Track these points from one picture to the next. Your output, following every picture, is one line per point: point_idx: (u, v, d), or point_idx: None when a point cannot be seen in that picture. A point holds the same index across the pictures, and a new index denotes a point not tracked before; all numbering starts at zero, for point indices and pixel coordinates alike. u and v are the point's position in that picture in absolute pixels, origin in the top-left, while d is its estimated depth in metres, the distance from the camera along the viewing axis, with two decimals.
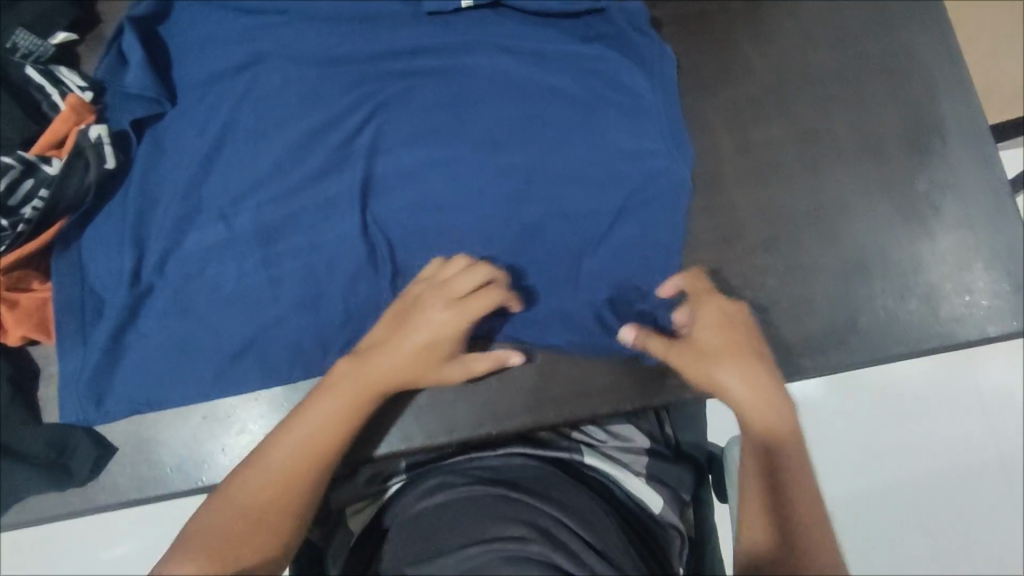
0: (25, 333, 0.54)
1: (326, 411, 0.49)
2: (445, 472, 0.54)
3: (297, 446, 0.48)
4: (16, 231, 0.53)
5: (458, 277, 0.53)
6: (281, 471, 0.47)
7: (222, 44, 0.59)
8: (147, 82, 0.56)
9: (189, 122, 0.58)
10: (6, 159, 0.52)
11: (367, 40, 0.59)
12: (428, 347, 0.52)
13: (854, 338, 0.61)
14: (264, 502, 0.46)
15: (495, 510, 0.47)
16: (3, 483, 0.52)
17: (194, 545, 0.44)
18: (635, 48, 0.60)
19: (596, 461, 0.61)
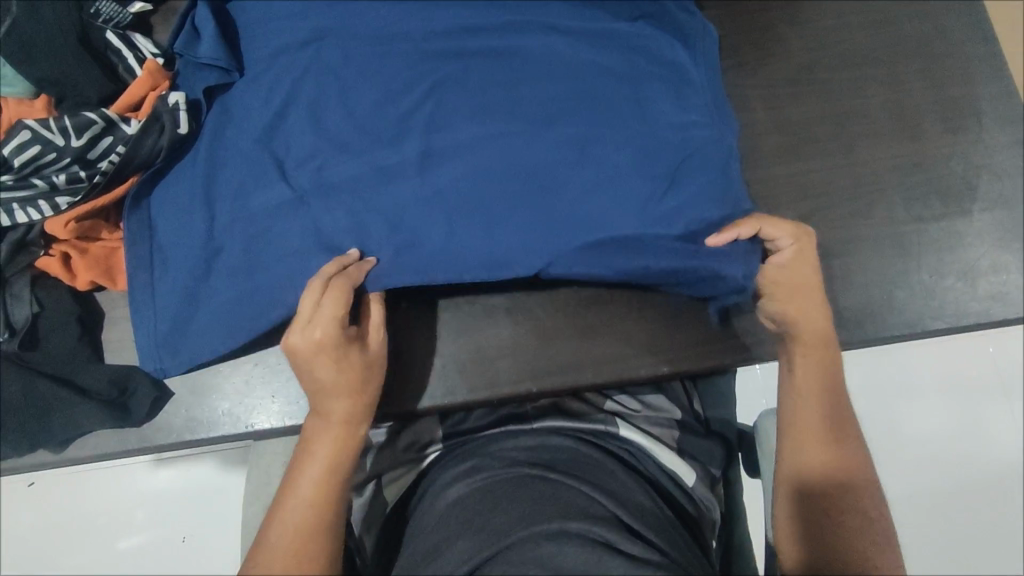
0: (92, 278, 0.57)
1: (308, 486, 0.52)
2: (479, 452, 0.55)
3: (291, 532, 0.51)
4: (91, 182, 0.56)
5: (315, 304, 0.53)
6: (290, 539, 0.51)
7: (287, 17, 0.62)
8: (218, 53, 0.60)
9: (253, 89, 0.61)
10: (90, 115, 0.56)
11: (423, 18, 0.63)
12: (334, 381, 0.53)
13: (889, 312, 0.62)
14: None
15: (532, 492, 0.48)
16: (66, 419, 0.54)
17: None
18: (677, 27, 0.63)
19: (631, 432, 0.60)
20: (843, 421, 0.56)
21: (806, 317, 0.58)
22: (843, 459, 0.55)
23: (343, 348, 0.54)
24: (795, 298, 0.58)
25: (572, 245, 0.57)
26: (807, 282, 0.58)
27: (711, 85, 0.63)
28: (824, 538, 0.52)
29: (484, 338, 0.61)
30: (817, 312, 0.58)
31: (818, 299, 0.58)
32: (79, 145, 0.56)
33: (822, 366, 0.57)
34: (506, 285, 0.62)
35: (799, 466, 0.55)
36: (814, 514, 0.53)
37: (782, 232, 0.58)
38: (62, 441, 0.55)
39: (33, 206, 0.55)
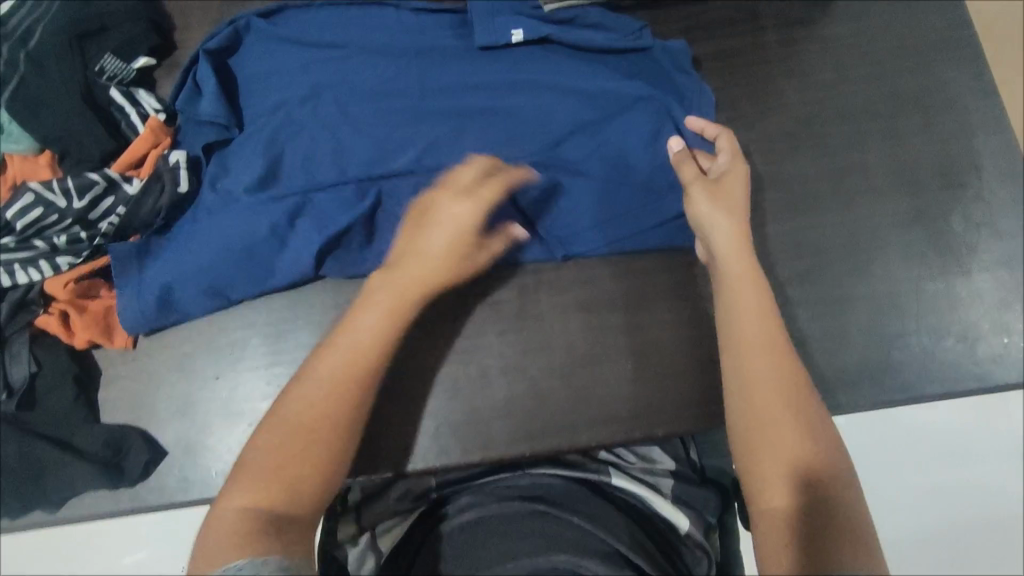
0: (89, 337, 0.57)
1: (366, 325, 0.53)
2: (474, 492, 0.56)
3: (334, 372, 0.50)
4: (91, 243, 0.57)
5: (476, 180, 0.57)
6: (329, 379, 0.50)
7: (288, 75, 0.63)
8: (218, 111, 0.61)
9: (249, 142, 0.61)
10: (92, 176, 0.57)
11: (421, 76, 0.64)
12: (440, 260, 0.55)
13: (886, 373, 0.61)
14: (294, 437, 0.48)
15: (522, 525, 0.49)
16: (60, 478, 0.54)
17: (250, 471, 0.47)
18: (676, 87, 0.66)
19: (625, 482, 0.60)
20: (811, 434, 0.48)
21: (731, 253, 0.57)
22: (820, 449, 0.48)
23: (461, 239, 0.56)
24: (733, 307, 0.55)
25: (554, 290, 0.63)
26: (732, 234, 0.57)
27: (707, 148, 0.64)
28: (807, 536, 0.44)
29: (478, 397, 0.60)
30: (749, 320, 0.54)
31: (758, 303, 0.54)
32: (80, 207, 0.56)
33: (768, 321, 0.53)
34: (501, 343, 0.62)
35: (764, 505, 0.47)
36: (802, 504, 0.46)
37: (724, 147, 0.61)
38: (58, 499, 0.55)
39: (34, 266, 0.56)
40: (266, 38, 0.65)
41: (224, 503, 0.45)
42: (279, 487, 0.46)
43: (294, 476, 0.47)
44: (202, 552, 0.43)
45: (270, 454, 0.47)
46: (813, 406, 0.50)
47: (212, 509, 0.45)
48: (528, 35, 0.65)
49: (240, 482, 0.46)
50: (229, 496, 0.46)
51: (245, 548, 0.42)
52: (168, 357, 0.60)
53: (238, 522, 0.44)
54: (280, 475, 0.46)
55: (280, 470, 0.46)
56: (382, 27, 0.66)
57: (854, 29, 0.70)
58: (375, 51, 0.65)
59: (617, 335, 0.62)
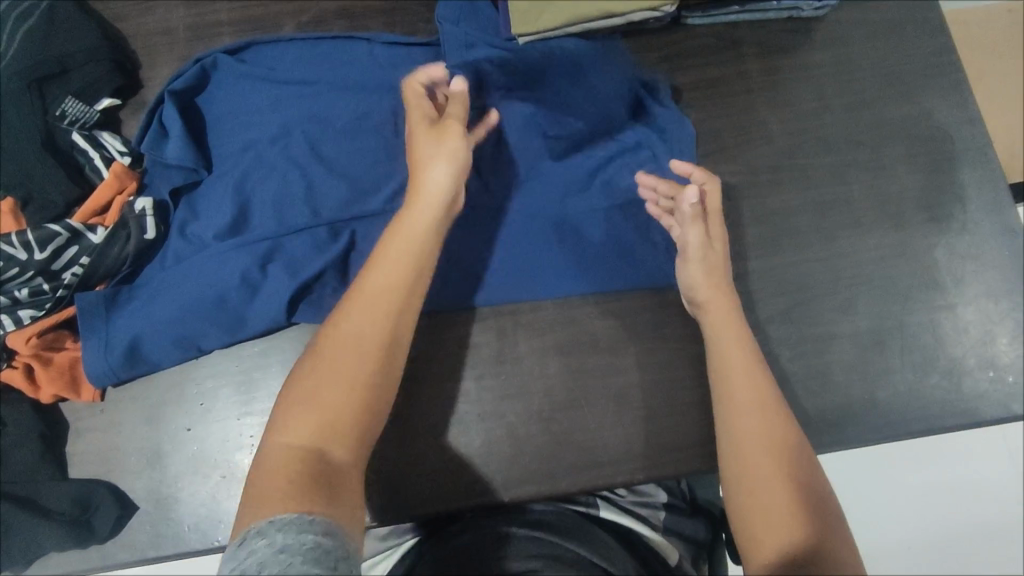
0: (55, 391, 0.56)
1: (398, 255, 0.51)
2: (465, 518, 0.57)
3: (373, 296, 0.49)
4: (55, 295, 0.56)
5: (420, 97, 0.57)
6: (371, 305, 0.49)
7: (256, 113, 0.62)
8: (185, 154, 0.59)
9: (218, 186, 0.60)
10: (54, 227, 0.55)
11: (393, 111, 0.62)
12: (430, 177, 0.54)
13: (872, 412, 0.60)
14: (340, 365, 0.47)
15: (519, 548, 0.50)
16: (25, 541, 0.53)
17: (299, 405, 0.45)
18: (657, 119, 0.64)
19: (613, 514, 0.62)
20: (804, 489, 0.48)
21: (718, 315, 0.57)
22: (818, 509, 0.47)
23: (427, 139, 0.55)
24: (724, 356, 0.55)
25: (533, 332, 0.62)
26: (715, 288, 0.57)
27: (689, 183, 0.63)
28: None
29: (456, 444, 0.59)
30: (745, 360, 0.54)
31: (744, 362, 0.54)
32: (42, 258, 0.55)
33: (755, 382, 0.53)
34: (479, 388, 0.61)
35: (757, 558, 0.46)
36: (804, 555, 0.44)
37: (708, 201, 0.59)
38: (20, 561, 0.53)
39: None
40: (233, 75, 0.63)
41: (272, 444, 0.44)
42: (329, 420, 0.45)
43: (338, 410, 0.45)
44: (252, 499, 0.41)
45: (312, 389, 0.46)
46: (804, 467, 0.49)
47: (259, 457, 0.44)
48: (503, 68, 0.64)
49: (285, 419, 0.45)
50: (277, 435, 0.44)
51: (300, 494, 0.40)
52: (136, 408, 0.58)
53: (289, 461, 0.42)
54: (329, 406, 0.45)
55: (330, 404, 0.45)
56: (354, 62, 0.64)
57: (837, 55, 0.69)
58: (346, 86, 0.63)
59: (597, 378, 0.61)
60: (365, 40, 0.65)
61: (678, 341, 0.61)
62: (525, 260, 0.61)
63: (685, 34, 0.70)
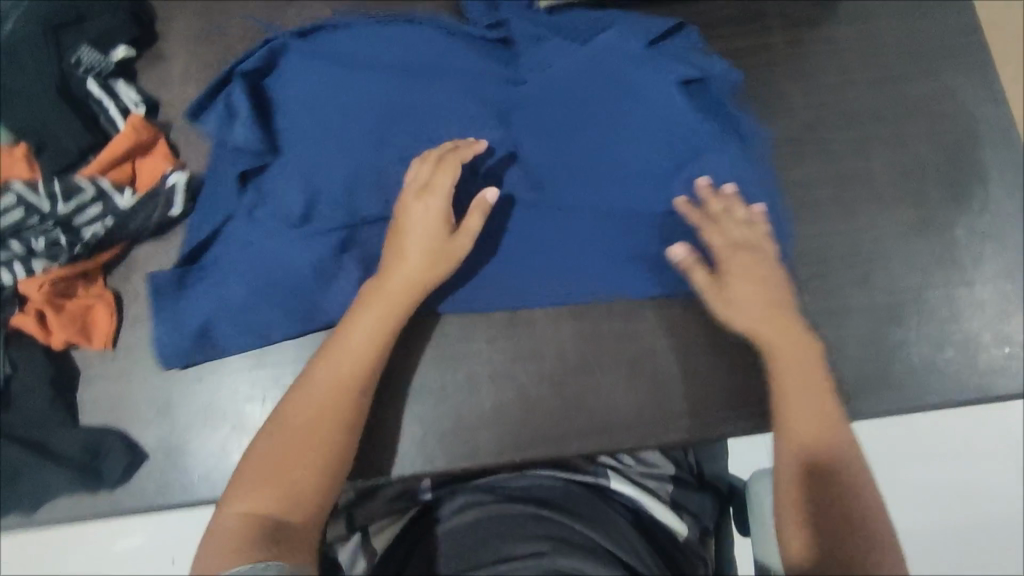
0: (67, 338, 0.56)
1: (361, 336, 0.53)
2: (474, 490, 0.61)
3: (332, 375, 0.52)
4: (72, 250, 0.56)
5: (430, 174, 0.56)
6: (328, 386, 0.51)
7: (326, 96, 0.60)
8: (253, 137, 0.57)
9: (287, 173, 0.58)
10: (85, 184, 0.57)
11: (462, 98, 0.61)
12: (416, 258, 0.54)
13: (884, 385, 0.60)
14: (294, 440, 0.50)
15: (529, 531, 0.55)
16: (36, 483, 0.53)
17: (254, 473, 0.49)
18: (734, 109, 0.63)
19: (623, 486, 0.64)
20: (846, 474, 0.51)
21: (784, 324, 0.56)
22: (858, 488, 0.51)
23: (431, 227, 0.55)
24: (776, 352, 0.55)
25: (548, 295, 0.60)
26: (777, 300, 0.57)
27: (759, 179, 0.62)
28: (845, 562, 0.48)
29: (467, 405, 0.59)
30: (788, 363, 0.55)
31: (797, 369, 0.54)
32: (66, 211, 0.56)
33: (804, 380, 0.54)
34: (492, 350, 0.60)
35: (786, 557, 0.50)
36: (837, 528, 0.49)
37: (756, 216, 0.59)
38: (29, 505, 0.54)
39: (9, 268, 0.55)
40: (303, 55, 0.61)
41: (228, 507, 0.48)
42: (280, 492, 0.48)
43: (293, 479, 0.48)
44: (201, 561, 0.45)
45: (271, 456, 0.49)
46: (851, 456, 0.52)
47: (215, 516, 0.48)
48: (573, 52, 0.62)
49: (241, 486, 0.49)
50: (234, 500, 0.48)
51: (242, 555, 0.44)
52: (148, 358, 0.58)
53: (236, 529, 0.46)
54: (280, 478, 0.48)
55: (280, 478, 0.48)
56: (424, 46, 0.62)
57: (863, 30, 0.68)
58: (418, 72, 0.62)
59: (610, 343, 0.60)
60: (432, 23, 0.63)
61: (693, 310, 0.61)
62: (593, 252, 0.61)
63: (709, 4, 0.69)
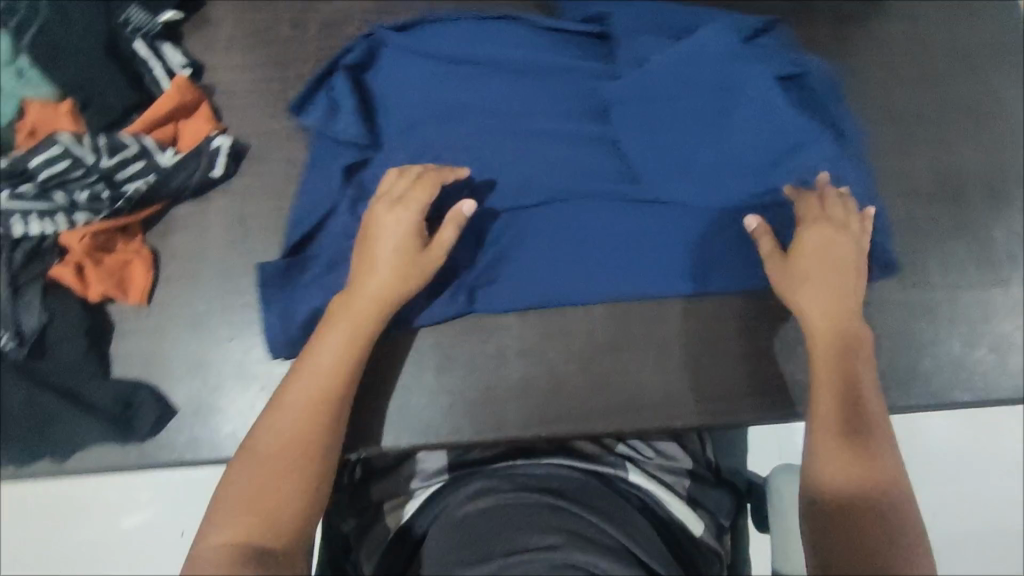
0: (104, 291, 0.56)
1: (330, 354, 0.52)
2: (487, 477, 0.61)
3: (301, 398, 0.50)
4: (114, 206, 0.56)
5: (404, 190, 0.55)
6: (298, 408, 0.50)
7: (422, 93, 0.61)
8: (358, 131, 0.59)
9: (386, 168, 0.60)
10: (129, 140, 0.57)
11: (556, 97, 0.62)
12: (390, 272, 0.54)
13: (914, 380, 0.60)
14: (269, 467, 0.48)
15: (538, 519, 0.53)
16: (68, 431, 0.54)
17: (228, 503, 0.46)
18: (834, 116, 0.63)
19: (641, 479, 0.63)
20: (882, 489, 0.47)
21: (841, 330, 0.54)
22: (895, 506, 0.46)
23: (405, 242, 0.54)
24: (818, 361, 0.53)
25: (579, 273, 0.59)
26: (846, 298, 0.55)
27: (858, 184, 0.61)
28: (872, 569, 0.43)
29: (495, 377, 0.59)
30: (823, 368, 0.53)
31: (828, 378, 0.52)
32: (110, 165, 0.57)
33: (838, 388, 0.51)
34: (523, 325, 0.60)
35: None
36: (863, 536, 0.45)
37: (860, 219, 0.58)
38: (60, 453, 0.54)
39: (51, 219, 0.55)
40: (401, 52, 0.63)
41: (204, 541, 0.45)
42: (259, 520, 0.46)
43: (270, 507, 0.46)
44: None
45: (245, 486, 0.47)
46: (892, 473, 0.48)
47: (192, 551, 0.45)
48: (666, 52, 0.61)
49: (214, 519, 0.46)
50: (209, 534, 0.45)
51: None
52: (182, 315, 0.59)
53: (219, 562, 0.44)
54: (258, 505, 0.46)
55: (258, 503, 0.46)
56: (519, 44, 0.63)
57: (911, 26, 0.68)
58: (511, 69, 0.62)
59: (640, 324, 0.60)
60: (523, 20, 0.64)
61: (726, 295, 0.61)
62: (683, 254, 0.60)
63: None
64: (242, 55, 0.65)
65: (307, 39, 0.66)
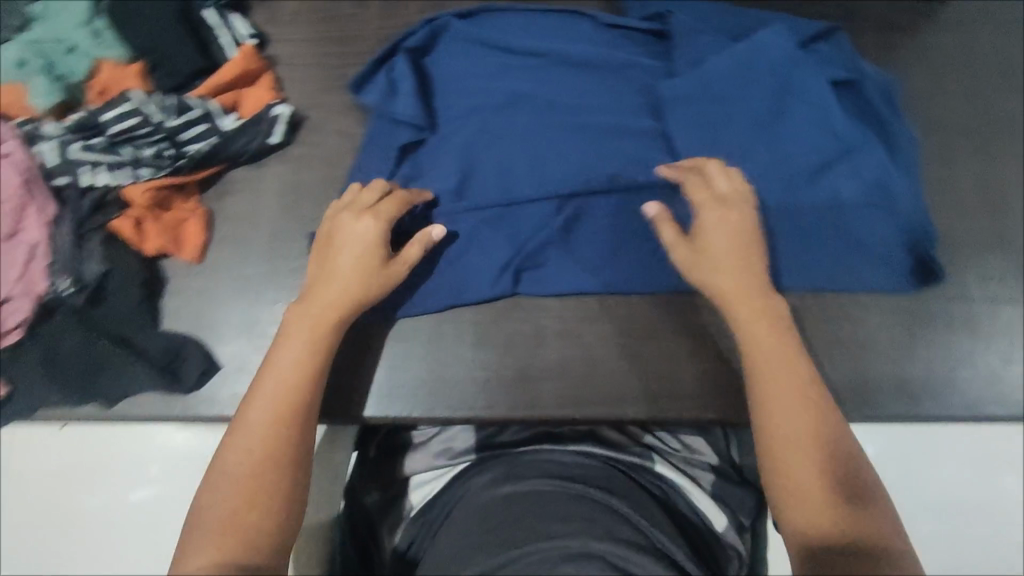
0: (161, 246, 0.58)
1: (287, 364, 0.52)
2: (513, 464, 0.61)
3: (264, 410, 0.50)
4: (177, 164, 0.59)
5: (370, 204, 0.57)
6: (262, 421, 0.49)
7: (488, 78, 0.64)
8: (416, 113, 0.61)
9: (443, 147, 0.62)
10: (195, 103, 0.59)
11: (611, 91, 0.64)
12: (353, 278, 0.55)
13: (951, 390, 0.62)
14: (241, 483, 0.47)
15: (559, 510, 0.52)
16: (118, 377, 0.55)
17: (202, 524, 0.46)
18: (881, 126, 0.65)
19: (667, 470, 0.64)
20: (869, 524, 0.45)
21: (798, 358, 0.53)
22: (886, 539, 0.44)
23: (367, 251, 0.55)
24: (763, 395, 0.51)
25: (624, 261, 0.61)
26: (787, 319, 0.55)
27: (909, 190, 0.62)
28: None
29: (534, 358, 0.60)
30: (769, 401, 0.50)
31: (797, 402, 0.49)
32: (175, 124, 0.59)
33: (811, 417, 0.49)
34: (563, 308, 0.61)
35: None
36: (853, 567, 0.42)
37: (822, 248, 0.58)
38: (108, 400, 0.56)
39: (117, 172, 0.57)
40: (464, 40, 0.65)
41: (182, 568, 0.44)
42: (236, 535, 0.45)
43: (245, 523, 0.46)
44: None
45: (219, 509, 0.46)
46: (876, 503, 0.46)
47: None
48: (724, 54, 0.63)
49: (191, 544, 0.45)
50: (186, 558, 0.45)
51: None
52: (232, 275, 0.60)
53: None
54: (234, 522, 0.46)
55: (234, 518, 0.46)
56: (578, 39, 0.66)
57: (960, 42, 0.70)
58: (573, 60, 0.65)
59: (677, 315, 0.61)
60: (590, 17, 0.67)
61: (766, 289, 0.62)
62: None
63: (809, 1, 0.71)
64: (305, 29, 0.67)
65: (368, 17, 0.68)
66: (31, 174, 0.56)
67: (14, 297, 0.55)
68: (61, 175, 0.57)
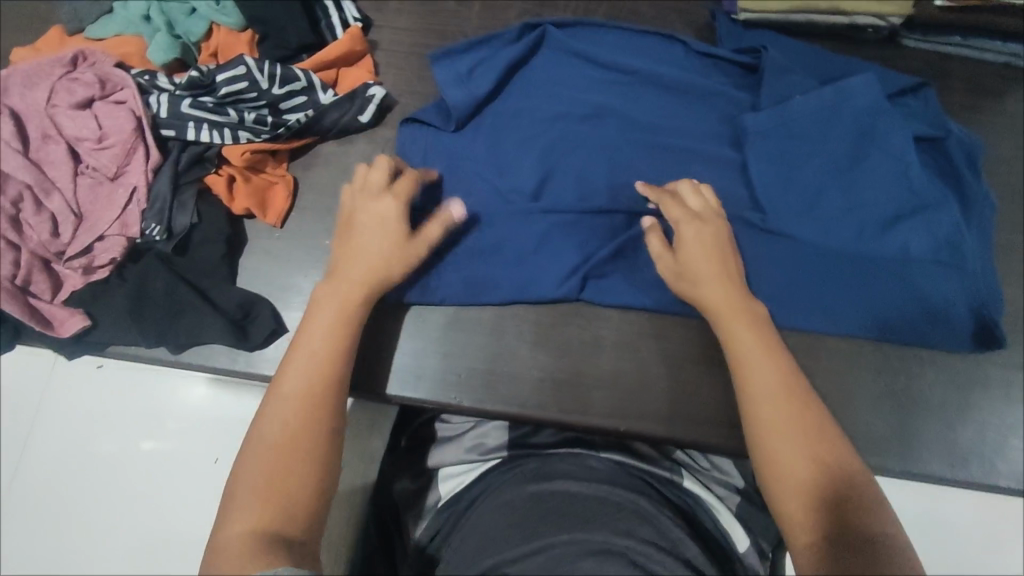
0: (249, 206, 0.61)
1: (319, 333, 0.53)
2: (544, 460, 0.61)
3: (300, 378, 0.51)
4: (275, 132, 0.61)
5: (381, 181, 0.58)
6: (299, 389, 0.50)
7: (576, 89, 0.65)
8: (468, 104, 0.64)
9: (526, 148, 0.63)
10: (299, 74, 0.61)
11: (695, 117, 0.66)
12: (384, 253, 0.56)
13: (999, 456, 0.62)
14: (280, 450, 0.48)
15: (585, 508, 0.52)
16: (190, 326, 0.57)
17: (243, 490, 0.47)
18: (960, 184, 0.65)
19: (695, 486, 0.64)
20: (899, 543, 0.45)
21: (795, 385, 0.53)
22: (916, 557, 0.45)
23: (396, 233, 0.56)
24: (777, 421, 0.50)
25: None
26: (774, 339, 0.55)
27: (979, 254, 0.63)
28: None
29: (586, 364, 0.62)
30: (784, 424, 0.50)
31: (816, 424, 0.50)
32: (278, 94, 0.61)
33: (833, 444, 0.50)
34: (621, 319, 0.63)
35: None
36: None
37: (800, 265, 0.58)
38: (178, 345, 0.58)
39: (218, 131, 0.60)
40: (558, 50, 0.67)
41: (222, 534, 0.45)
42: (277, 503, 0.46)
43: (285, 490, 0.47)
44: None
45: (256, 483, 0.47)
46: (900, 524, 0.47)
47: (213, 546, 0.44)
48: (813, 95, 0.64)
49: (232, 511, 0.46)
50: (227, 523, 0.45)
51: (258, 560, 0.42)
52: (308, 243, 0.63)
53: (242, 549, 0.43)
54: (274, 489, 0.46)
55: (276, 486, 0.47)
56: (667, 61, 0.68)
57: None
58: (662, 82, 0.66)
59: None
60: (683, 43, 0.68)
61: (825, 331, 0.62)
62: (796, 290, 0.62)
63: (900, 54, 0.72)
64: (408, 20, 0.70)
65: (470, 17, 0.70)
66: (141, 123, 0.58)
67: (108, 235, 0.58)
68: (167, 127, 0.60)
